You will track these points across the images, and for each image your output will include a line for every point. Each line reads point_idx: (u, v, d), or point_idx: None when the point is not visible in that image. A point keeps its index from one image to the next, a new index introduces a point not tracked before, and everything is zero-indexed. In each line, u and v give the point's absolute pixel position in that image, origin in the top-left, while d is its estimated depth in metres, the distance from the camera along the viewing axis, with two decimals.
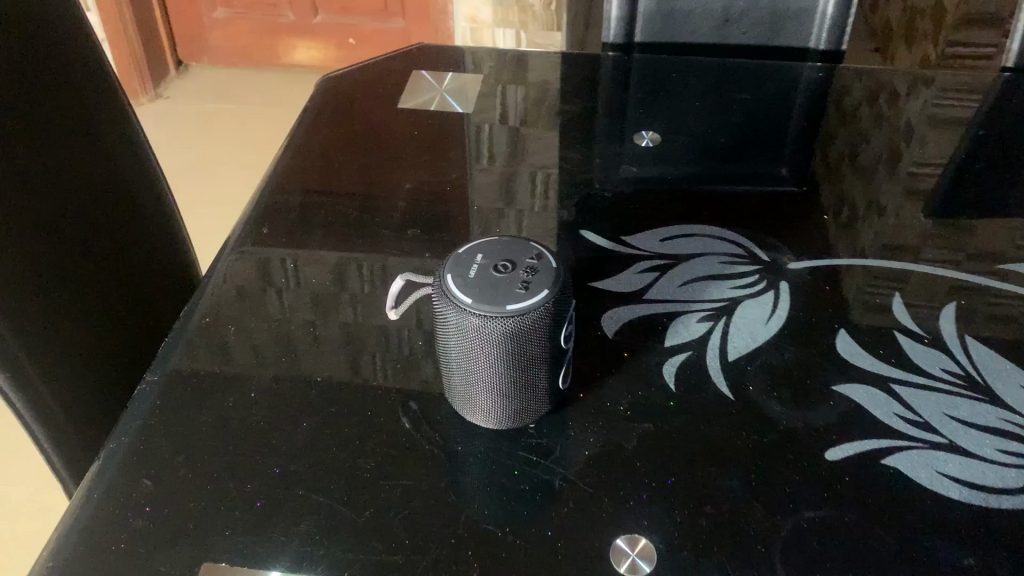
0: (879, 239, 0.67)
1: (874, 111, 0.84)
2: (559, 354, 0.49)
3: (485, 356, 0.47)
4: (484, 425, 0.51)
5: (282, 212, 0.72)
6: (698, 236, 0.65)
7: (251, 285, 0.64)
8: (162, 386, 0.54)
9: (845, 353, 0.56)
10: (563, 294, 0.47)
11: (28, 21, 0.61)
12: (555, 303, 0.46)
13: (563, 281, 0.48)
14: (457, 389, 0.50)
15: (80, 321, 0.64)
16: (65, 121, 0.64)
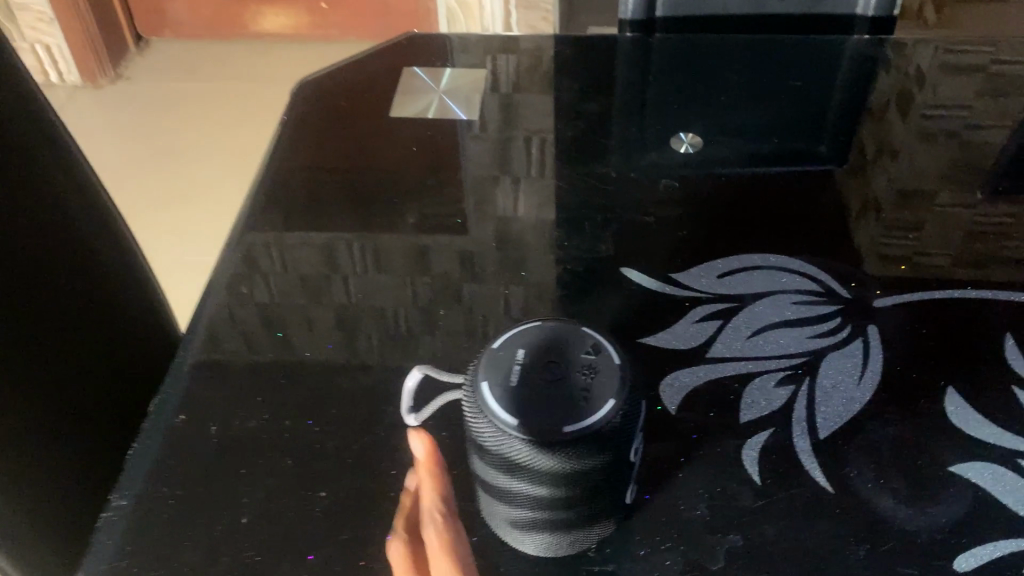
0: (972, 256, 0.56)
1: (937, 80, 0.73)
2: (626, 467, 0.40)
3: (536, 484, 0.38)
4: (532, 550, 0.42)
5: (262, 254, 0.60)
6: (763, 268, 0.56)
7: (233, 356, 0.53)
8: (132, 514, 0.44)
9: (958, 421, 0.46)
10: (632, 398, 0.38)
11: None
12: (623, 415, 0.37)
13: (631, 382, 0.38)
14: (498, 511, 0.41)
15: (40, 417, 0.53)
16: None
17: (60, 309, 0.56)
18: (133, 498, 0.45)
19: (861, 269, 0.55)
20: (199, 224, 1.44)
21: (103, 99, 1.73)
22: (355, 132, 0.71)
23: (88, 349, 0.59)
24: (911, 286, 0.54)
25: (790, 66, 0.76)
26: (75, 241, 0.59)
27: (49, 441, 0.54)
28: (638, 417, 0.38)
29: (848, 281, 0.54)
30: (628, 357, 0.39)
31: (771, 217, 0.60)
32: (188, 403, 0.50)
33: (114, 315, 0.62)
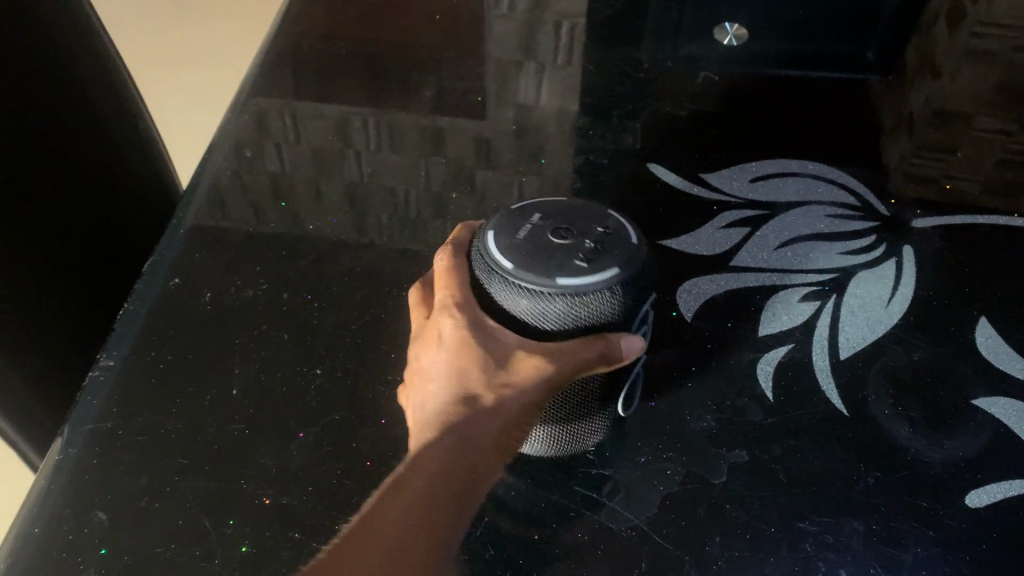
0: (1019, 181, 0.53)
1: None
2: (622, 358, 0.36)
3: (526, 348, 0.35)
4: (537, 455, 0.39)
5: (272, 122, 0.58)
6: (799, 177, 0.53)
7: (235, 222, 0.51)
8: (119, 376, 0.43)
9: (986, 352, 0.43)
10: (641, 279, 0.34)
11: None
12: (624, 290, 0.33)
13: (643, 264, 0.34)
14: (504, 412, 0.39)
15: (33, 269, 0.52)
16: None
17: (56, 159, 0.54)
18: (123, 358, 0.44)
19: (901, 186, 0.52)
20: None
21: None
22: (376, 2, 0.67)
23: (82, 203, 0.56)
24: (952, 210, 0.51)
25: None
26: (77, 89, 0.56)
27: (40, 295, 0.52)
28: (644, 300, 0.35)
29: (886, 198, 0.51)
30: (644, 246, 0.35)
31: (811, 125, 0.56)
32: (183, 269, 0.48)
33: (113, 170, 0.59)
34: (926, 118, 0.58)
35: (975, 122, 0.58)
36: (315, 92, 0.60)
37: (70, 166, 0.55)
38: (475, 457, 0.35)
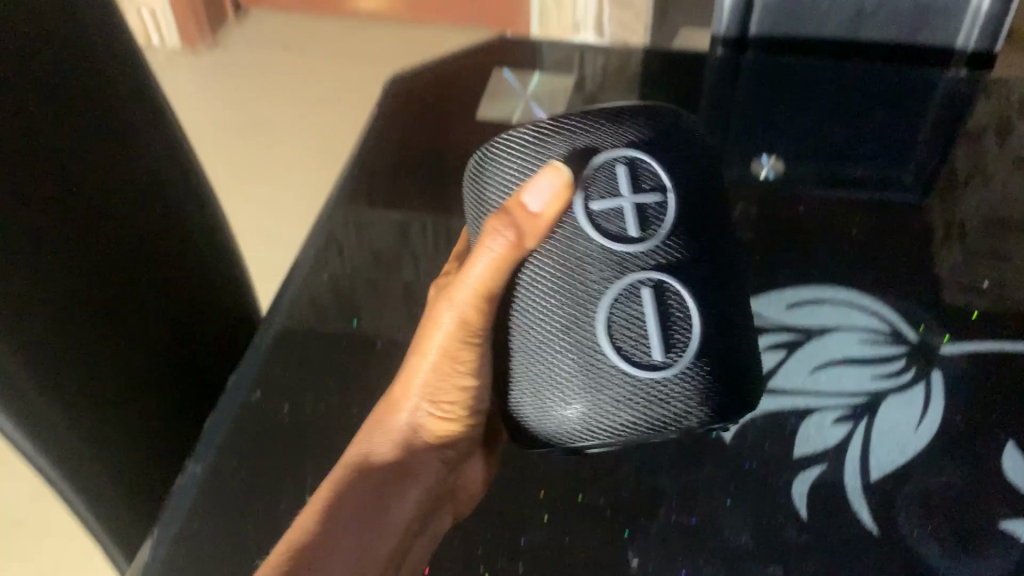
0: None
1: None
2: (587, 225, 0.36)
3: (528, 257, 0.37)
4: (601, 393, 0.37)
5: (344, 244, 0.63)
6: (831, 302, 0.56)
7: (309, 339, 0.56)
8: (204, 482, 0.47)
9: (1014, 477, 0.45)
10: (597, 126, 0.36)
11: (84, 57, 0.53)
12: (562, 120, 0.36)
13: (610, 117, 0.36)
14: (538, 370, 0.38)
15: (136, 383, 0.57)
16: (95, 138, 0.54)
17: (158, 285, 0.60)
18: (207, 467, 0.48)
19: (932, 306, 0.55)
20: (284, 200, 1.49)
21: (202, 67, 1.81)
22: (441, 132, 0.73)
23: (177, 319, 0.62)
24: (982, 333, 0.53)
25: (884, 93, 0.75)
26: (173, 219, 0.62)
27: (140, 404, 0.57)
28: (605, 147, 0.36)
29: (916, 323, 0.54)
30: (659, 125, 0.37)
31: (845, 245, 0.59)
32: (263, 382, 0.53)
33: (198, 286, 0.65)
34: (969, 236, 0.60)
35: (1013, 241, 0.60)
36: (383, 215, 0.65)
37: (168, 288, 0.61)
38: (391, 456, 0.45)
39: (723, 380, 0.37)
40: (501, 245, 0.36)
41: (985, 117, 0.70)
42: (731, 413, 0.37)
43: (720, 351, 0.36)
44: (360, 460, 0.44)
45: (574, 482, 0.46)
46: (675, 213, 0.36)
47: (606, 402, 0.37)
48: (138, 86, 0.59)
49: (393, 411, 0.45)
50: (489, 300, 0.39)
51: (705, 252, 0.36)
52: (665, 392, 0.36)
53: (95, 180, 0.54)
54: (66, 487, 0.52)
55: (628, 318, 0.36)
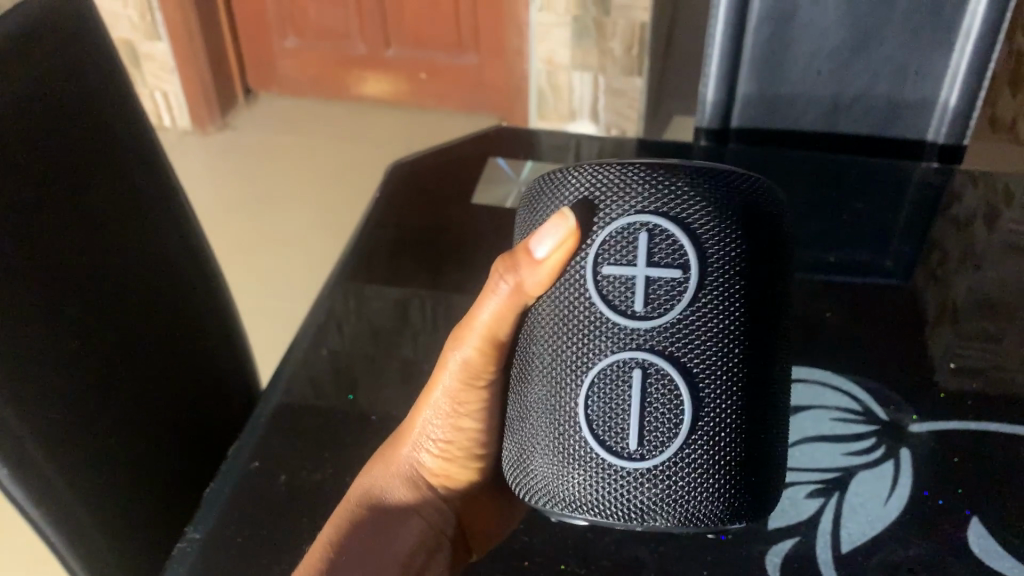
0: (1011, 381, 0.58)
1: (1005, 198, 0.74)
2: (592, 283, 0.35)
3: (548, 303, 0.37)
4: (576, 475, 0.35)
5: (342, 320, 0.66)
6: (806, 382, 0.59)
7: (306, 410, 0.58)
8: (202, 547, 0.49)
9: (978, 551, 0.47)
10: (653, 186, 0.34)
11: (100, 144, 0.57)
12: (611, 171, 0.35)
13: (663, 179, 0.34)
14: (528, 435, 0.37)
15: (142, 453, 0.59)
16: (111, 215, 0.57)
17: (166, 359, 0.63)
18: (205, 532, 0.50)
19: (902, 388, 0.58)
20: (286, 277, 1.53)
21: (211, 148, 1.88)
22: (437, 215, 0.77)
23: (181, 391, 0.65)
24: (950, 414, 0.55)
25: (859, 182, 0.79)
26: (180, 296, 0.65)
27: (144, 473, 0.59)
28: (640, 209, 0.34)
29: (887, 402, 0.57)
30: (719, 197, 0.34)
31: (820, 330, 0.63)
32: (262, 453, 0.55)
33: (202, 359, 0.68)
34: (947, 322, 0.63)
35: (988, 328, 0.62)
36: (380, 293, 0.69)
37: (174, 362, 0.64)
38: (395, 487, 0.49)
39: (703, 488, 0.34)
40: (502, 294, 0.40)
41: (968, 214, 0.74)
42: (706, 523, 0.35)
43: (707, 456, 0.34)
44: (369, 499, 0.49)
45: (558, 553, 0.48)
46: (690, 296, 0.33)
47: (569, 472, 0.35)
48: (150, 169, 0.63)
49: (399, 453, 0.50)
50: (494, 341, 0.44)
51: (721, 342, 0.34)
52: (631, 482, 0.34)
53: (111, 255, 0.57)
54: (71, 555, 0.53)
55: (607, 389, 0.34)
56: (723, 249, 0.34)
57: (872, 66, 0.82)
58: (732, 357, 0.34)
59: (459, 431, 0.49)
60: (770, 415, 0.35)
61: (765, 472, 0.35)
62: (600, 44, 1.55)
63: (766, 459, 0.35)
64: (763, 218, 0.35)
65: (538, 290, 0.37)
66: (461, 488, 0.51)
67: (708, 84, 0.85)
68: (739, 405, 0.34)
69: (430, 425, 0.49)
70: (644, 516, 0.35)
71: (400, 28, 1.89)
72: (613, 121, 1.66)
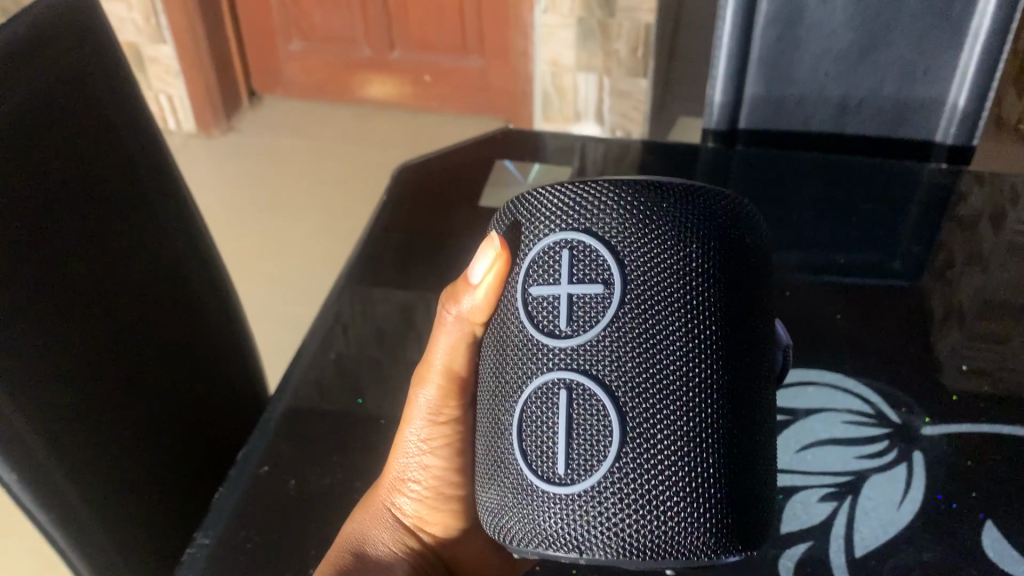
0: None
1: (1016, 198, 0.74)
2: (523, 306, 0.35)
3: (497, 337, 0.37)
4: (519, 505, 0.34)
5: (351, 323, 0.66)
6: (816, 384, 0.58)
7: (316, 415, 0.58)
8: (212, 552, 0.49)
9: (993, 554, 0.47)
10: (576, 203, 0.34)
11: (108, 148, 0.57)
12: (543, 192, 0.36)
13: (585, 194, 0.34)
14: (484, 472, 0.36)
15: (151, 459, 0.59)
16: (118, 221, 0.57)
17: (175, 363, 0.63)
18: (215, 538, 0.50)
19: (914, 390, 0.57)
20: (291, 280, 1.52)
21: (216, 151, 1.88)
22: (444, 217, 0.77)
23: (191, 396, 0.64)
24: (962, 416, 0.55)
25: (868, 182, 0.79)
26: (188, 300, 0.65)
27: (153, 478, 0.59)
28: (561, 226, 0.34)
29: (899, 404, 0.56)
30: (644, 207, 0.34)
31: (831, 332, 0.62)
32: (271, 457, 0.55)
33: (211, 364, 0.68)
34: (962, 322, 0.63)
35: (1005, 327, 0.62)
36: (389, 296, 0.69)
37: (183, 366, 0.64)
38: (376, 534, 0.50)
39: (644, 512, 0.32)
40: (449, 327, 0.44)
41: (974, 214, 0.73)
42: (662, 553, 0.32)
43: (642, 476, 0.31)
44: (359, 543, 0.49)
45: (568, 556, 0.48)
46: (614, 309, 0.33)
47: (514, 504, 0.34)
48: (157, 172, 0.63)
49: (378, 499, 0.52)
50: (453, 376, 0.48)
51: (654, 356, 0.32)
52: (567, 509, 0.32)
53: (118, 261, 0.57)
54: (79, 560, 0.53)
55: (537, 411, 0.33)
56: (647, 256, 0.33)
57: (880, 67, 0.82)
58: (668, 371, 0.32)
59: (432, 471, 0.52)
60: (732, 433, 0.32)
61: (730, 495, 0.32)
62: (604, 46, 1.54)
63: (730, 482, 0.32)
64: (699, 224, 0.34)
65: (479, 314, 0.42)
66: (437, 532, 0.55)
67: (716, 85, 0.85)
68: (685, 422, 0.32)
69: (404, 466, 0.52)
70: (585, 548, 0.32)
71: (404, 30, 1.89)
72: (617, 122, 1.65)
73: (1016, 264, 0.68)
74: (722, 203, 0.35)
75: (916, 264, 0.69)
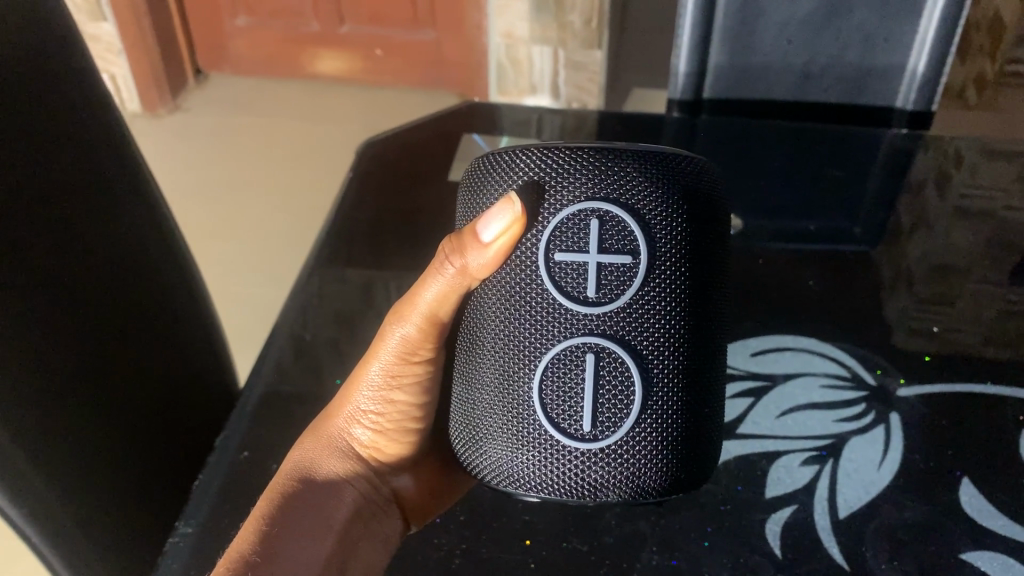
0: (991, 340, 0.59)
1: (974, 161, 0.76)
2: (545, 269, 0.37)
3: (498, 286, 0.38)
4: (531, 450, 0.38)
5: (323, 304, 0.65)
6: (793, 350, 0.59)
7: (293, 398, 0.57)
8: (195, 542, 0.48)
9: (972, 510, 0.48)
10: (608, 174, 0.36)
11: (69, 126, 0.55)
12: (562, 154, 0.37)
13: (614, 165, 0.36)
14: (478, 417, 0.39)
15: (124, 450, 0.57)
16: (84, 203, 0.56)
17: (144, 350, 0.61)
18: (197, 526, 0.49)
19: (888, 353, 0.58)
20: (251, 260, 1.50)
21: (162, 131, 1.83)
22: (412, 193, 0.76)
23: (161, 383, 0.63)
24: (935, 378, 0.56)
25: (832, 149, 0.79)
26: (154, 285, 0.64)
27: (126, 470, 0.58)
28: (590, 196, 0.36)
29: (873, 368, 0.57)
30: (670, 184, 0.36)
31: (805, 299, 0.63)
32: (251, 442, 0.54)
33: (180, 349, 0.66)
34: (928, 285, 0.64)
35: (970, 287, 0.64)
36: (360, 274, 0.68)
37: (154, 353, 0.62)
38: (332, 470, 0.50)
39: (651, 461, 0.37)
40: (448, 276, 0.42)
41: (933, 176, 0.75)
42: (657, 495, 0.38)
43: (654, 434, 0.37)
44: (305, 470, 0.49)
45: (560, 530, 0.48)
46: (640, 281, 0.36)
47: (526, 455, 0.38)
48: (117, 152, 0.61)
49: (332, 427, 0.51)
50: (434, 321, 0.46)
51: (671, 325, 0.37)
52: (584, 460, 0.37)
53: (82, 245, 0.55)
54: (55, 557, 0.52)
55: (562, 372, 0.37)
56: (670, 230, 0.36)
57: (842, 33, 0.82)
58: (679, 339, 0.37)
59: (394, 406, 0.51)
60: (710, 391, 0.39)
61: (706, 443, 0.39)
62: (558, 17, 1.53)
63: (707, 429, 0.39)
64: (707, 200, 0.37)
65: (483, 271, 0.39)
66: (388, 462, 0.53)
67: (680, 55, 0.85)
68: (688, 382, 0.37)
69: (363, 398, 0.50)
70: (597, 492, 0.37)
71: (354, 3, 1.86)
72: (573, 94, 1.64)
73: (978, 226, 0.69)
74: (709, 174, 0.39)
75: (883, 228, 0.70)
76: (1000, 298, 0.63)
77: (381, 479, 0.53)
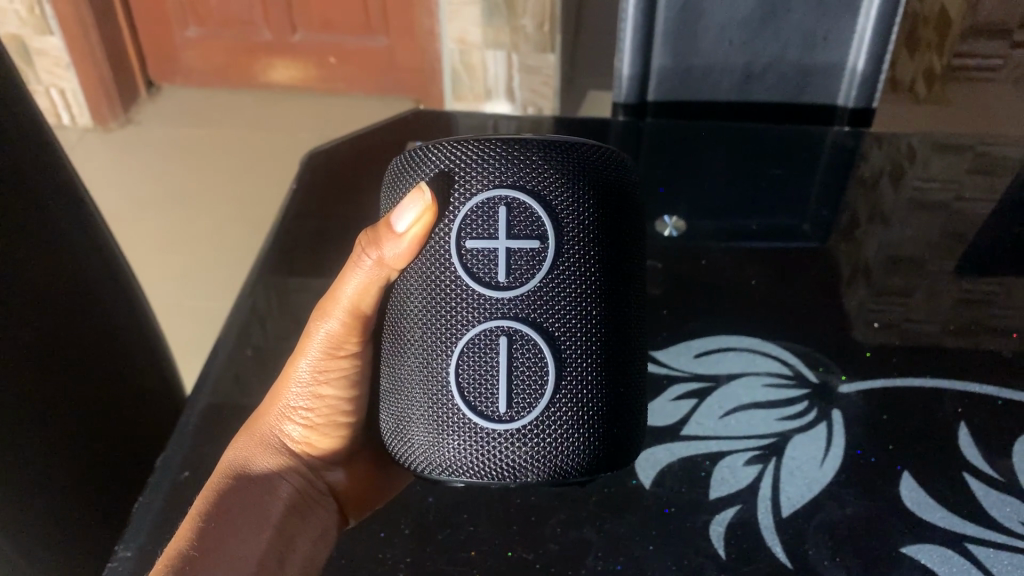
0: (928, 332, 0.60)
1: (914, 155, 0.77)
2: (457, 257, 0.38)
3: (415, 276, 0.39)
4: (448, 434, 0.38)
5: (266, 317, 0.64)
6: (736, 349, 0.59)
7: (235, 415, 0.56)
8: (134, 566, 0.47)
9: (911, 504, 0.49)
10: (513, 163, 0.37)
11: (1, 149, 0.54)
12: (472, 145, 0.38)
13: (521, 154, 0.37)
14: (398, 404, 0.40)
15: (62, 473, 0.57)
16: (13, 219, 0.54)
17: (83, 370, 0.60)
18: (137, 549, 0.48)
19: (829, 350, 0.59)
20: (205, 271, 1.49)
21: (112, 145, 1.80)
22: (355, 204, 0.75)
23: (103, 404, 0.62)
24: (876, 374, 0.57)
25: (774, 147, 0.80)
26: (94, 305, 0.63)
27: (64, 492, 0.57)
28: (498, 185, 0.37)
29: (815, 366, 0.58)
30: (574, 171, 0.38)
31: (748, 299, 0.63)
32: (191, 462, 0.53)
33: (123, 368, 0.65)
34: (868, 280, 0.64)
35: (910, 280, 0.65)
36: (303, 284, 0.67)
37: (94, 373, 0.61)
38: (270, 468, 0.52)
39: (566, 441, 0.38)
40: (367, 267, 0.44)
41: (874, 171, 0.76)
42: (576, 475, 0.39)
43: (568, 411, 0.37)
44: (240, 468, 0.50)
45: (505, 539, 0.48)
46: (550, 264, 0.37)
47: (445, 439, 0.38)
48: (53, 172, 0.60)
49: (265, 424, 0.52)
50: (359, 314, 0.49)
51: (580, 306, 0.37)
52: (501, 440, 0.38)
53: (17, 269, 0.54)
54: None
55: (477, 356, 0.37)
56: (578, 218, 0.37)
57: (782, 33, 0.83)
58: (588, 319, 0.38)
59: (325, 400, 0.53)
60: (626, 372, 0.40)
61: (624, 426, 0.40)
62: (510, 22, 1.53)
63: (624, 411, 0.39)
64: (611, 186, 0.39)
65: (400, 261, 0.40)
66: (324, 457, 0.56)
67: (623, 59, 0.85)
68: (602, 363, 0.38)
69: (294, 394, 0.53)
70: (517, 473, 0.38)
71: (306, 12, 1.85)
72: (529, 98, 1.64)
73: (917, 220, 0.70)
74: (615, 164, 0.40)
75: (823, 223, 0.71)
76: (940, 290, 0.63)
77: (316, 475, 0.55)
